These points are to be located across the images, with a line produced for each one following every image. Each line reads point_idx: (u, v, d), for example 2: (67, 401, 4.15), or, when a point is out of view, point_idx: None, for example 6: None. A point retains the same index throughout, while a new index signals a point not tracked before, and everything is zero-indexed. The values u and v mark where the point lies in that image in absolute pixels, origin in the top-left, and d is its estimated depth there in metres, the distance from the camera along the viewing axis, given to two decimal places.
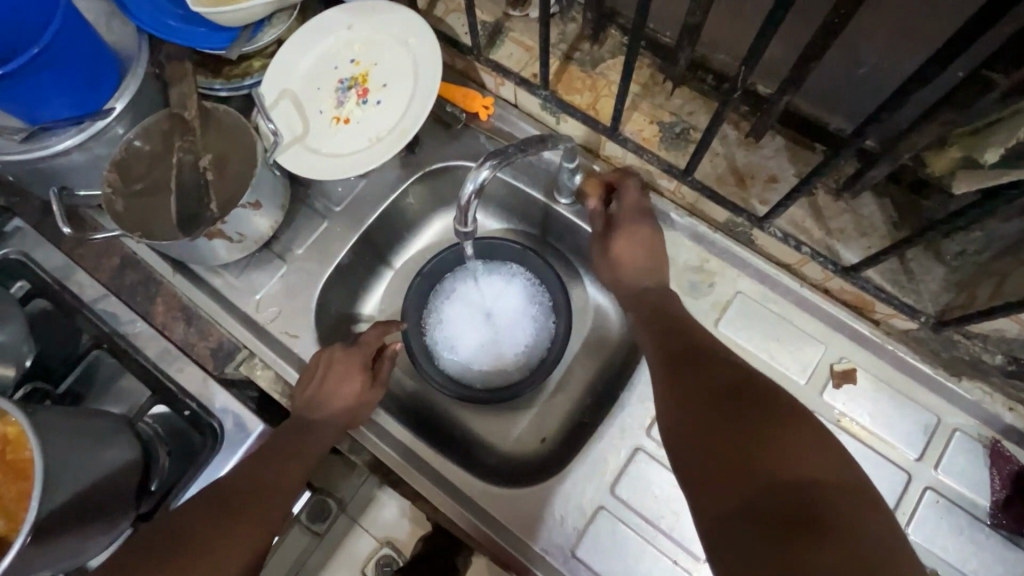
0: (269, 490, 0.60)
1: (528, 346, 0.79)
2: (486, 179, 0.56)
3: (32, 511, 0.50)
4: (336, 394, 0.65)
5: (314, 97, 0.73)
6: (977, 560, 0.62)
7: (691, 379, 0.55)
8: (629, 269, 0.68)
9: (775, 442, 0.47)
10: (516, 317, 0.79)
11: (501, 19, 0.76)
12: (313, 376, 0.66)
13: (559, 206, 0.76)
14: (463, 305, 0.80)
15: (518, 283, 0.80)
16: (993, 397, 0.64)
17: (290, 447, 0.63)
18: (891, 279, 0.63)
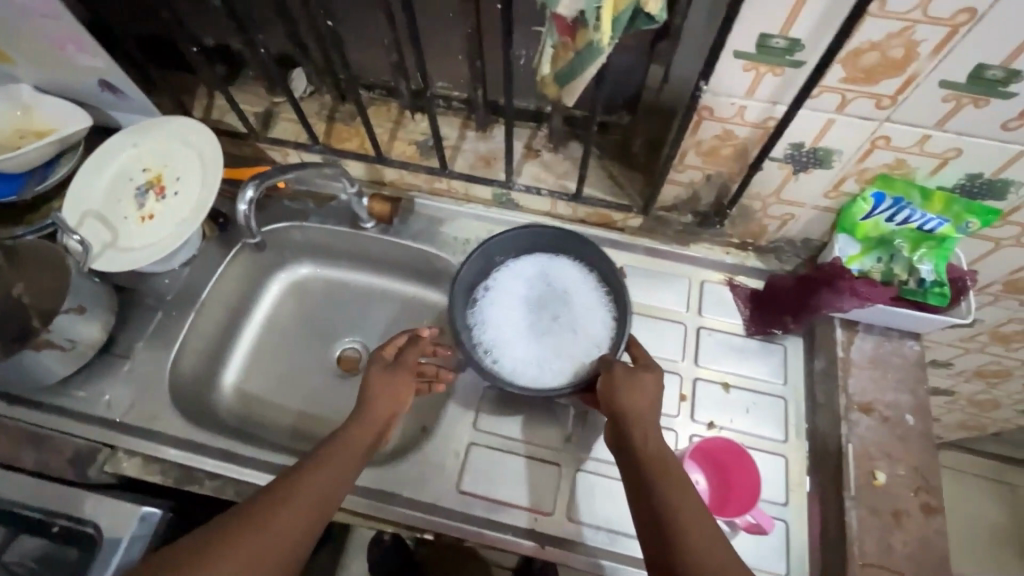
0: (309, 499, 0.56)
1: (587, 335, 0.76)
2: (250, 194, 0.78)
3: None
4: (392, 395, 0.69)
5: (116, 208, 0.82)
6: (752, 364, 0.81)
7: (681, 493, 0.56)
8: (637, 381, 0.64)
9: None
10: (574, 313, 0.79)
11: (269, 107, 0.93)
12: (378, 382, 0.70)
13: (366, 231, 0.91)
14: (515, 298, 0.80)
15: (579, 277, 0.80)
16: (714, 249, 0.86)
17: (328, 456, 0.61)
18: (610, 193, 0.85)
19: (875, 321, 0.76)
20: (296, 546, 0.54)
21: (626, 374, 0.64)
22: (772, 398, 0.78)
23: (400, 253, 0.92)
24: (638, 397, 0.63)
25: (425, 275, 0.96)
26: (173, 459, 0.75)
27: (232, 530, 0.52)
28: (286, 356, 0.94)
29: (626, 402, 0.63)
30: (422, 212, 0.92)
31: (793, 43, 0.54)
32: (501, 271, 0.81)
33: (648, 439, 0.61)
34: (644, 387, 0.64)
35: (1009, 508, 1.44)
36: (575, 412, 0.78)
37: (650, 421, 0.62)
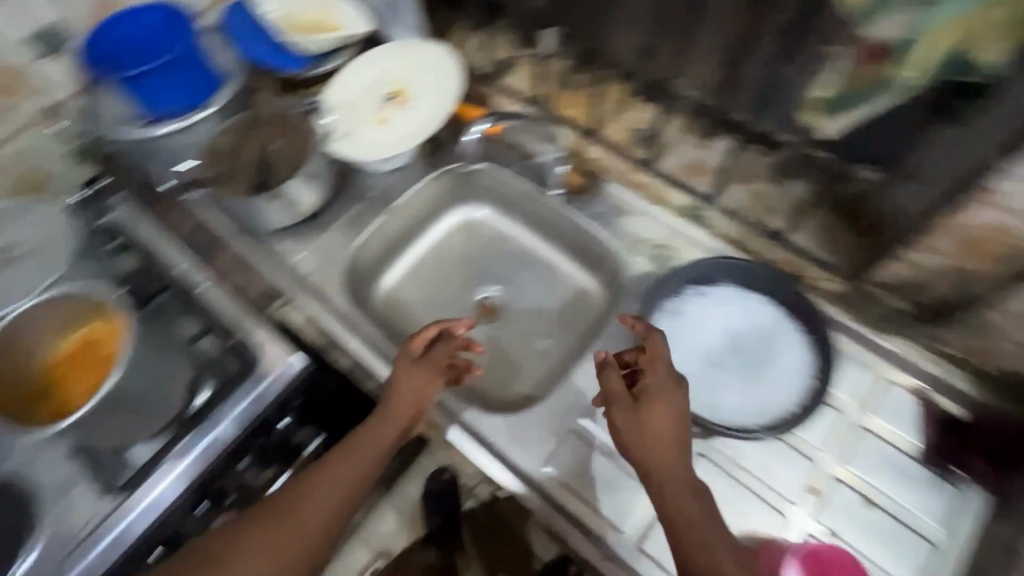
0: (328, 491, 0.65)
1: (745, 407, 0.73)
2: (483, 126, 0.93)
3: (108, 384, 0.66)
4: (421, 385, 0.74)
5: (360, 105, 0.93)
6: (911, 494, 0.68)
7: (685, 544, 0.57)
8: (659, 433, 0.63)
9: None
10: (762, 385, 0.74)
11: (511, 58, 0.99)
12: (402, 376, 0.74)
13: (550, 197, 0.94)
14: (728, 326, 0.78)
15: (786, 354, 0.75)
16: (917, 351, 0.74)
17: (352, 446, 0.69)
18: (818, 244, 0.78)
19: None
20: (320, 532, 0.62)
21: (636, 408, 0.65)
22: (919, 540, 0.66)
23: (573, 228, 0.94)
24: (657, 437, 0.62)
25: (587, 257, 0.98)
26: (328, 325, 0.85)
27: (246, 537, 0.60)
28: (438, 281, 1.03)
29: (635, 442, 0.63)
30: (608, 198, 0.91)
31: None
32: (733, 285, 0.80)
33: (667, 487, 0.60)
34: (660, 411, 0.64)
35: None
36: None
37: (672, 463, 0.61)
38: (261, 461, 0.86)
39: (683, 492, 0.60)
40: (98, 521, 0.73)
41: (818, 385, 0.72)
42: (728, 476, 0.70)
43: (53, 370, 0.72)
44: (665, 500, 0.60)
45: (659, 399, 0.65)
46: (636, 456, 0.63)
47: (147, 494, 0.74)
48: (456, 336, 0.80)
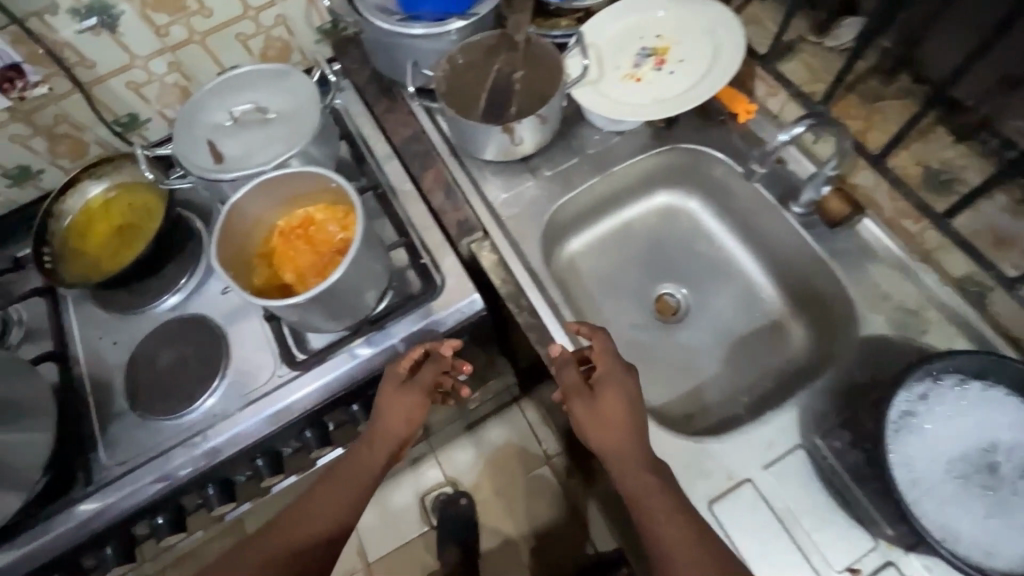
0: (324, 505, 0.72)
1: (980, 534, 0.59)
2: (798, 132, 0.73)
3: (331, 280, 0.67)
4: (406, 411, 0.75)
5: (614, 56, 0.85)
6: None
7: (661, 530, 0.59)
8: (600, 427, 0.64)
9: None
10: (1007, 513, 0.60)
11: (794, 42, 0.85)
12: (380, 415, 0.75)
13: (790, 213, 0.81)
14: (972, 427, 0.63)
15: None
16: None
17: (343, 471, 0.75)
18: None
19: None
20: (321, 534, 0.70)
21: (586, 411, 0.65)
22: None
23: (802, 256, 0.82)
24: (603, 429, 0.64)
25: (799, 290, 0.85)
26: (516, 274, 0.81)
27: (248, 551, 0.68)
28: (621, 262, 0.96)
29: (587, 425, 0.65)
30: (862, 236, 0.77)
31: None
32: (976, 388, 0.64)
33: (623, 468, 0.62)
34: (610, 403, 0.65)
35: None
36: (878, 553, 0.62)
37: (625, 445, 0.63)
38: None
39: (638, 469, 0.62)
40: (273, 386, 0.79)
41: None
42: None
43: (277, 239, 0.76)
44: (627, 484, 0.62)
45: (610, 379, 0.66)
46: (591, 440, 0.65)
47: (318, 377, 0.79)
48: (446, 355, 0.77)
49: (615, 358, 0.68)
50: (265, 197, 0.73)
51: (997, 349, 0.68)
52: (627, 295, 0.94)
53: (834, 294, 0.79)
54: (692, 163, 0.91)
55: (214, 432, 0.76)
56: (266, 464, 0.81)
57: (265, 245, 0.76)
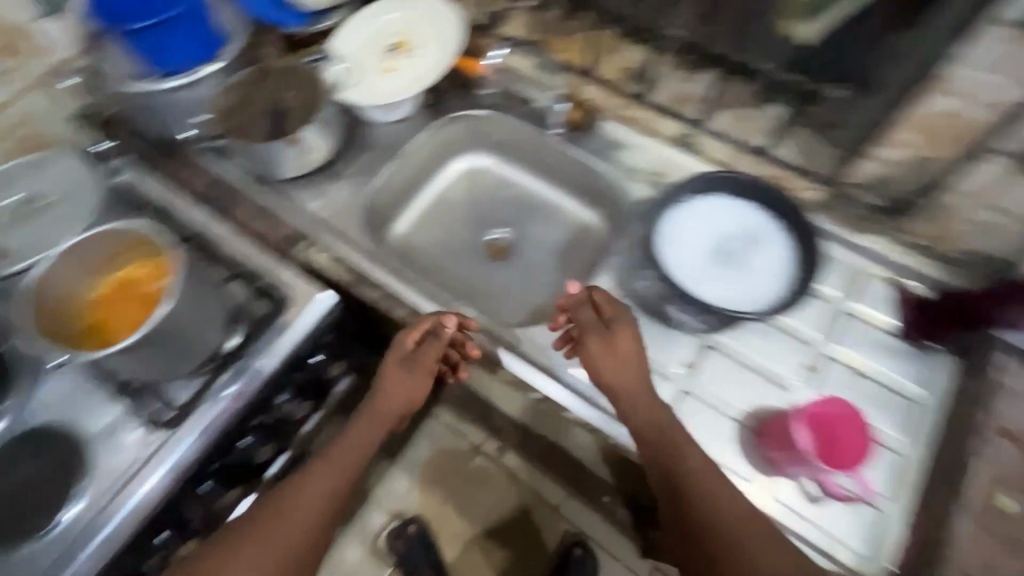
0: (306, 509, 0.68)
1: (747, 290, 0.81)
2: (504, 53, 1.03)
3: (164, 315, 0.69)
4: (407, 388, 0.78)
5: (366, 58, 0.98)
6: (889, 359, 0.80)
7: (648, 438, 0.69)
8: (612, 357, 0.72)
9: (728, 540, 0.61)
10: (755, 268, 0.82)
11: (502, 9, 1.02)
12: (389, 374, 0.78)
13: (552, 136, 1.01)
14: (714, 223, 0.85)
15: (775, 255, 0.82)
16: (892, 247, 0.83)
17: (337, 456, 0.74)
18: (802, 154, 0.85)
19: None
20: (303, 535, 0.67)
21: (603, 343, 0.73)
22: (903, 398, 0.77)
23: (575, 166, 1.01)
24: (638, 381, 0.71)
25: (587, 194, 1.04)
26: (353, 263, 0.89)
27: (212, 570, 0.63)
28: (449, 227, 1.08)
29: (607, 366, 0.72)
30: (602, 134, 0.99)
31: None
32: (727, 194, 0.86)
33: (632, 390, 0.71)
34: (626, 341, 0.73)
35: None
36: (697, 343, 0.81)
37: (632, 372, 0.72)
38: (296, 395, 0.89)
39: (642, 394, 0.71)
40: (150, 455, 0.75)
41: (800, 275, 0.80)
42: (742, 364, 0.80)
43: (97, 308, 0.75)
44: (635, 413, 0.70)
45: (628, 325, 0.74)
46: (623, 392, 0.71)
47: (195, 426, 0.76)
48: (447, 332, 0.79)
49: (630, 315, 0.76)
50: (71, 271, 0.73)
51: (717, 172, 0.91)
52: (463, 250, 1.06)
53: (606, 185, 0.98)
54: (470, 128, 1.07)
55: (95, 529, 0.71)
56: (171, 535, 0.79)
57: (85, 320, 0.74)
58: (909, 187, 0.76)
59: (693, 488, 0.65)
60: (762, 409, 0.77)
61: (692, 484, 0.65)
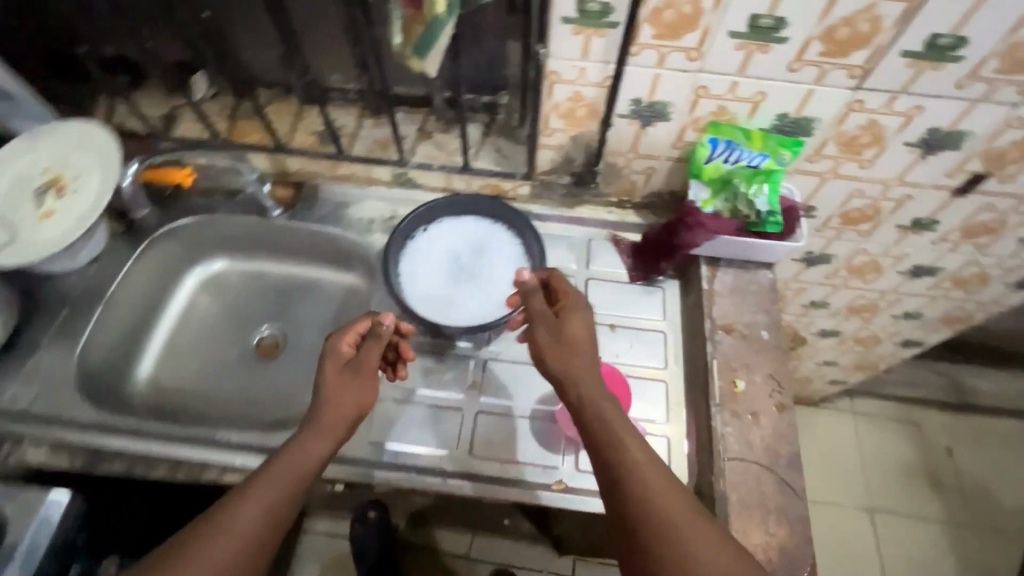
0: (231, 541, 0.55)
1: (493, 296, 0.85)
2: (134, 170, 0.92)
3: None
4: (354, 397, 0.67)
5: (14, 210, 0.84)
6: (632, 304, 0.89)
7: (593, 422, 0.62)
8: (571, 350, 0.66)
9: (663, 536, 0.54)
10: (493, 273, 0.87)
11: (172, 109, 0.98)
12: (328, 379, 0.68)
13: (273, 218, 0.96)
14: (447, 247, 0.89)
15: (509, 255, 0.87)
16: (597, 210, 0.95)
17: (268, 471, 0.60)
18: (498, 160, 0.94)
19: (732, 256, 0.85)
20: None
21: (554, 340, 0.67)
22: (654, 332, 0.86)
23: (310, 239, 0.99)
24: (581, 360, 0.65)
25: (335, 260, 1.01)
26: (79, 443, 0.77)
27: None
28: (203, 347, 0.98)
29: (555, 354, 0.66)
30: (327, 198, 0.98)
31: (605, 7, 0.63)
32: (450, 216, 0.90)
33: (570, 377, 0.64)
34: (577, 327, 0.68)
35: (913, 442, 1.76)
36: (475, 362, 0.84)
37: (581, 358, 0.65)
38: None
39: (587, 380, 0.64)
40: None
41: (532, 264, 0.86)
42: (518, 365, 0.83)
43: None
44: (574, 392, 0.64)
45: (577, 309, 0.69)
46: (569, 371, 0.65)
47: None
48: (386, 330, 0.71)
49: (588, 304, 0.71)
50: None
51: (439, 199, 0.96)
52: (229, 364, 0.97)
53: (346, 246, 0.97)
54: (185, 240, 0.99)
55: None
56: None
57: None
58: (585, 161, 0.87)
59: (624, 479, 0.58)
60: (548, 396, 0.81)
61: (620, 476, 0.58)
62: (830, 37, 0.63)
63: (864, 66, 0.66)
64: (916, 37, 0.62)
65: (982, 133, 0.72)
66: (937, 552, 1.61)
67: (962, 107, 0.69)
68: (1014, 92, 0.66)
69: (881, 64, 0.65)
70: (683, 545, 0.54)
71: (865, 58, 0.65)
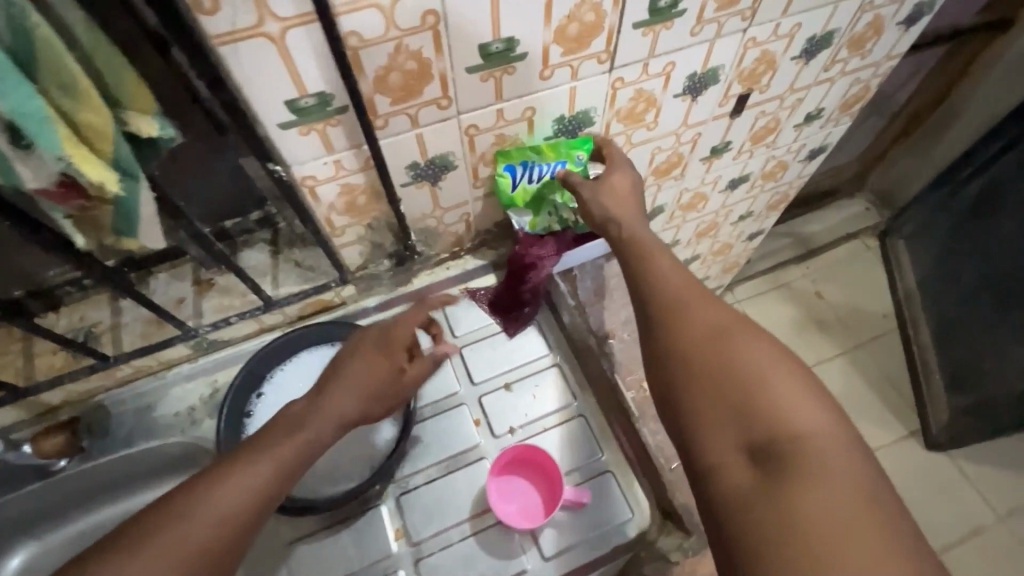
0: (216, 516, 0.50)
1: (367, 435, 0.74)
2: None
3: None
4: (369, 386, 0.63)
5: None
6: (516, 352, 0.82)
7: (642, 288, 0.59)
8: (620, 194, 0.71)
9: (728, 371, 0.50)
10: None
11: None
12: (354, 360, 0.64)
13: (62, 469, 0.75)
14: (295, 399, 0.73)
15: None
16: (435, 271, 0.86)
17: (243, 457, 0.54)
18: (302, 275, 0.80)
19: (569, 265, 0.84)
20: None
21: (603, 185, 0.71)
22: (548, 373, 0.80)
23: (121, 467, 0.77)
24: (625, 206, 0.70)
25: (169, 471, 0.80)
26: None
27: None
28: None
29: (605, 201, 0.69)
30: (122, 410, 0.77)
31: (321, 97, 0.53)
32: (280, 363, 0.75)
33: (619, 236, 0.67)
34: (621, 182, 0.72)
35: (792, 301, 1.96)
36: (389, 505, 0.71)
37: (630, 213, 0.69)
38: None
39: (651, 242, 0.64)
40: None
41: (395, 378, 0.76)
42: (437, 482, 0.72)
43: None
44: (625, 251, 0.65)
45: (624, 166, 0.73)
46: (612, 218, 0.68)
47: None
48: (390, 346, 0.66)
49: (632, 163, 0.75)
50: None
51: (258, 346, 0.80)
52: None
53: (172, 450, 0.77)
54: None
55: None
56: None
57: None
58: (394, 241, 0.78)
59: (686, 330, 0.54)
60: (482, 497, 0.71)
61: (681, 327, 0.54)
62: (564, 36, 0.59)
63: (608, 49, 0.63)
64: (639, 8, 0.60)
65: (729, 63, 0.75)
66: (850, 380, 1.82)
67: (704, 49, 0.70)
68: (739, 20, 0.68)
69: (621, 41, 0.63)
70: (746, 395, 0.48)
71: (604, 42, 0.62)
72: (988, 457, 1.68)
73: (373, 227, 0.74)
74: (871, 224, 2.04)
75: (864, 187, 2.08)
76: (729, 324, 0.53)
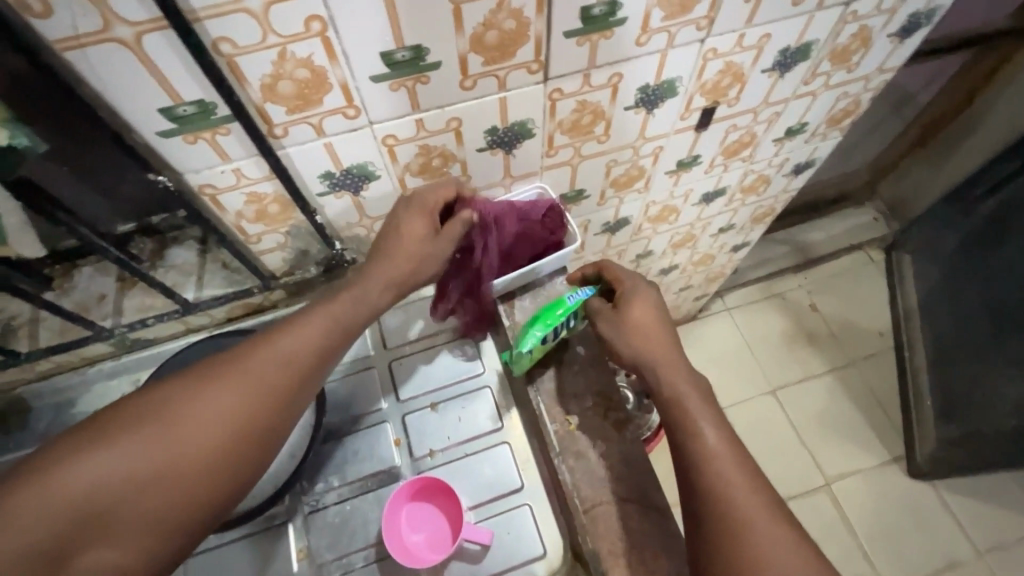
0: (282, 361, 0.53)
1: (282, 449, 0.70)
2: None
3: None
4: (418, 245, 0.65)
5: None
6: (447, 369, 0.77)
7: (679, 450, 0.59)
8: (655, 331, 0.67)
9: (742, 544, 0.52)
10: None
11: None
12: (427, 211, 0.66)
13: None
14: None
15: None
16: None
17: (319, 312, 0.58)
18: (228, 279, 0.78)
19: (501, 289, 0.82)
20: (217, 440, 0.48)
21: (622, 317, 0.69)
22: (478, 394, 0.76)
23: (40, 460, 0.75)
24: (657, 342, 0.66)
25: None
26: None
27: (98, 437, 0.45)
28: None
29: (624, 332, 0.68)
30: (41, 405, 0.75)
31: (200, 105, 0.48)
32: None
33: (671, 372, 0.64)
34: (643, 312, 0.69)
35: (785, 312, 1.88)
36: (296, 523, 0.69)
37: (668, 349, 0.66)
38: None
39: (679, 374, 0.64)
40: None
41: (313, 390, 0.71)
42: (348, 502, 0.70)
43: None
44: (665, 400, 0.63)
45: (642, 289, 0.71)
46: (620, 344, 0.68)
47: None
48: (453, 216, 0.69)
49: (646, 282, 0.73)
50: None
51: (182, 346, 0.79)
52: None
53: None
54: None
55: None
56: None
57: None
58: (322, 248, 0.74)
59: (704, 492, 0.55)
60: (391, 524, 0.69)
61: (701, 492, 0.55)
62: (482, 44, 0.53)
63: (538, 59, 0.57)
64: (568, 16, 0.54)
65: (688, 74, 0.68)
66: (836, 399, 1.76)
67: (656, 59, 0.64)
68: (694, 30, 0.61)
69: (553, 50, 0.57)
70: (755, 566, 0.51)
71: (533, 51, 0.56)
72: (971, 488, 1.62)
73: (293, 234, 0.70)
74: (879, 235, 1.93)
75: (874, 195, 1.96)
76: (755, 496, 0.54)
